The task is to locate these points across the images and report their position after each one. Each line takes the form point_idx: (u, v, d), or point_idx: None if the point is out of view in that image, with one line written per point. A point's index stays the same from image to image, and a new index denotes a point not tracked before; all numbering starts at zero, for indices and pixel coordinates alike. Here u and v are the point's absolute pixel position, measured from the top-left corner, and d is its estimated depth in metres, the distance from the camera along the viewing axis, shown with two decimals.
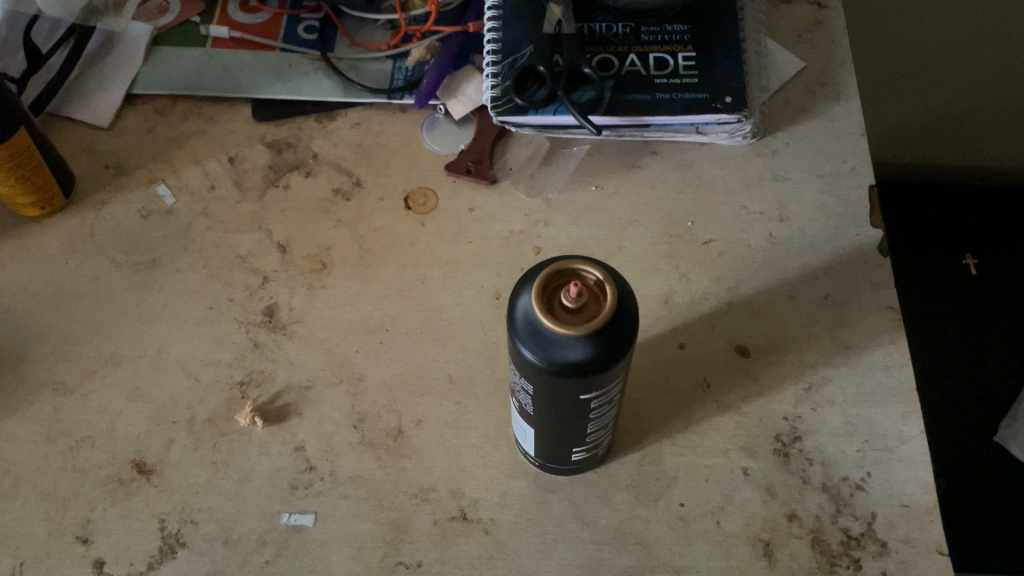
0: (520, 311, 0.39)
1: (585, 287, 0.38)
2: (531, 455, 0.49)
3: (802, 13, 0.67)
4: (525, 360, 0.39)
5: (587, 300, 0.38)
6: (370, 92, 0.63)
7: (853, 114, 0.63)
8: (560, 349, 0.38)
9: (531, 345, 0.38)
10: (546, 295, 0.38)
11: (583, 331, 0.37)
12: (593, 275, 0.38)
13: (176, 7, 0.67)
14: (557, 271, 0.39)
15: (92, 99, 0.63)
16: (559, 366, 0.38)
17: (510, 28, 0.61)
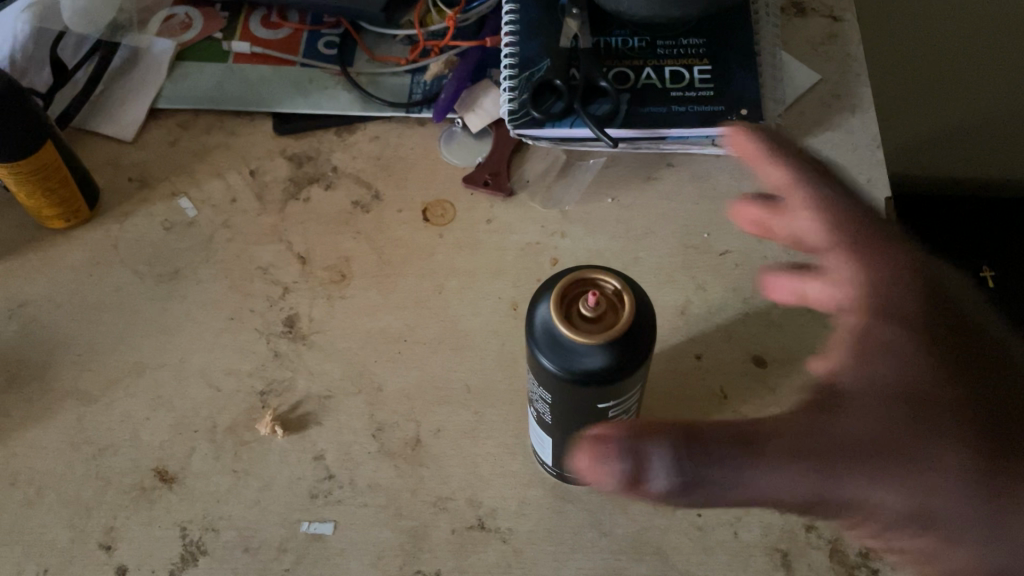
0: (538, 321, 0.39)
1: (603, 296, 0.39)
2: (550, 464, 0.50)
3: (818, 27, 0.68)
4: (543, 369, 0.40)
5: (606, 308, 0.38)
6: (389, 106, 0.64)
7: (869, 126, 0.63)
8: (578, 358, 0.38)
9: (549, 354, 0.39)
10: (564, 304, 0.39)
11: (601, 339, 0.38)
12: (610, 283, 0.39)
13: (199, 23, 0.68)
14: (574, 282, 0.39)
15: (116, 114, 0.64)
16: (577, 375, 0.38)
17: (528, 41, 0.61)
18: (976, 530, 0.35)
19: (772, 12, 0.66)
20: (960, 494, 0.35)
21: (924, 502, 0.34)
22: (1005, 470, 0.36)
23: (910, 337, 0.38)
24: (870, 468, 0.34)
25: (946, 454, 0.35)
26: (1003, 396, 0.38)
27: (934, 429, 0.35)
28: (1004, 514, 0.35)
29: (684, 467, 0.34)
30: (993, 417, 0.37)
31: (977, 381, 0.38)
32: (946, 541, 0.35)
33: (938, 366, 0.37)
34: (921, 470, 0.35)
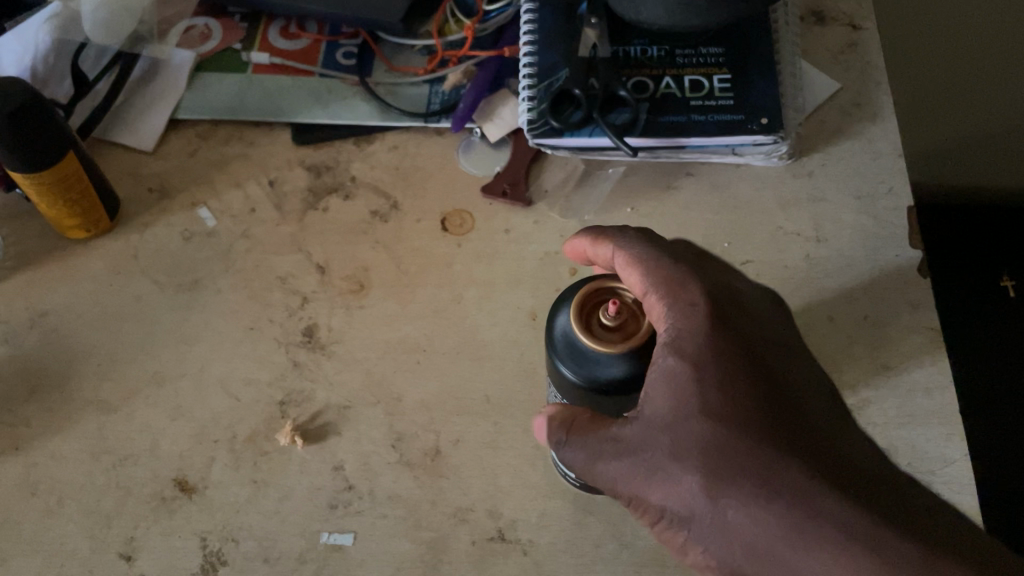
0: (560, 331, 0.42)
1: (624, 305, 0.42)
2: (572, 475, 0.49)
3: (838, 35, 0.67)
4: (564, 380, 0.42)
5: (626, 317, 0.41)
6: (407, 116, 0.64)
7: (890, 135, 0.63)
8: (597, 367, 0.40)
9: (570, 364, 0.41)
10: (586, 314, 0.42)
11: (620, 348, 0.40)
12: (630, 295, 0.42)
13: (218, 34, 0.68)
14: (596, 292, 0.42)
15: (136, 125, 0.65)
16: (596, 385, 0.40)
17: (546, 52, 0.62)
18: (707, 542, 0.35)
19: (791, 21, 0.66)
20: (693, 505, 0.35)
21: (663, 511, 0.36)
22: (746, 492, 0.34)
23: (682, 366, 0.38)
24: (640, 472, 0.37)
25: (682, 475, 0.35)
26: (792, 429, 0.36)
27: (687, 450, 0.36)
28: (732, 528, 0.34)
29: (571, 454, 0.40)
30: (715, 439, 0.36)
31: (787, 414, 0.37)
32: (696, 547, 0.36)
33: (681, 389, 0.37)
34: (667, 478, 0.36)
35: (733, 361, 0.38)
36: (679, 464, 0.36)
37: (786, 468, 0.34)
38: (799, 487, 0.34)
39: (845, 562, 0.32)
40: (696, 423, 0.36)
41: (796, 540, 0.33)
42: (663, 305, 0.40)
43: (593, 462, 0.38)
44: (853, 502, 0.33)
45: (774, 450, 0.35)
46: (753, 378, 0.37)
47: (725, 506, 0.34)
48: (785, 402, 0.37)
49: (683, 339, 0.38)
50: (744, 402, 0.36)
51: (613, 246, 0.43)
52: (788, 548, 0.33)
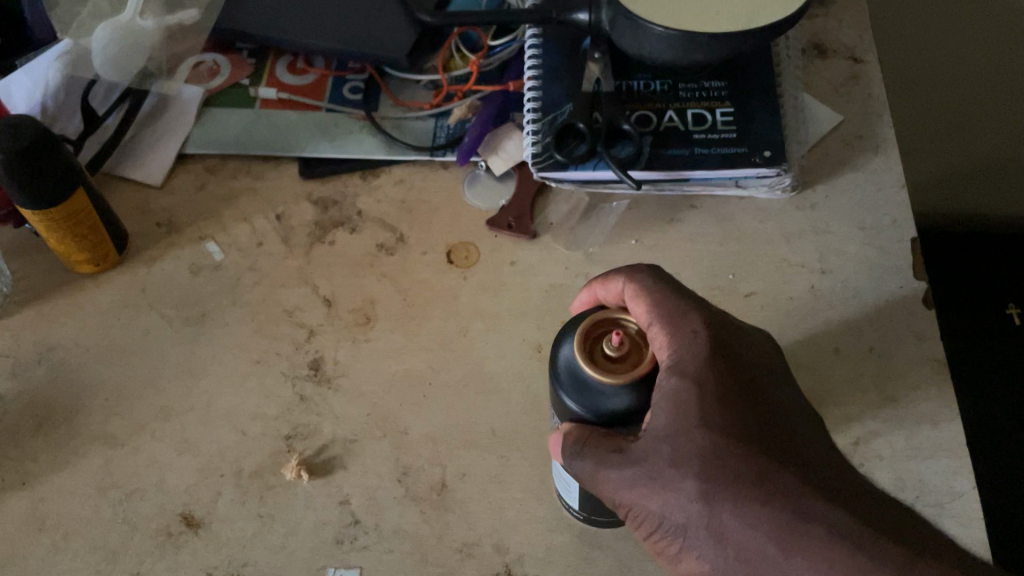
0: (563, 361, 0.41)
1: (626, 335, 0.42)
2: (574, 508, 0.49)
3: (839, 68, 0.68)
4: (567, 411, 0.41)
5: (629, 348, 0.41)
6: (413, 150, 0.65)
7: (893, 166, 0.63)
8: (604, 398, 0.40)
9: (574, 394, 0.41)
10: (587, 343, 0.41)
11: (625, 377, 0.40)
12: (632, 325, 0.43)
13: (226, 70, 0.69)
14: (598, 321, 0.42)
15: (144, 160, 0.65)
16: (601, 415, 0.40)
17: (551, 86, 0.62)
18: (703, 549, 0.37)
19: (792, 54, 0.67)
20: (690, 512, 0.37)
21: (662, 518, 0.38)
22: (744, 501, 0.36)
23: (684, 385, 0.39)
24: (643, 483, 0.38)
25: (681, 482, 0.37)
26: (782, 443, 0.38)
27: (687, 459, 0.37)
28: (728, 534, 0.36)
29: (580, 466, 0.40)
30: (715, 449, 0.37)
31: (774, 430, 0.39)
32: (688, 553, 0.37)
33: (682, 402, 0.39)
34: (668, 486, 0.37)
35: (730, 382, 0.40)
36: (678, 473, 0.37)
37: (783, 479, 0.37)
38: (794, 496, 0.36)
39: (830, 560, 0.34)
40: (696, 436, 0.38)
41: (792, 544, 0.35)
42: (667, 333, 0.42)
43: (598, 471, 0.39)
44: (835, 507, 0.36)
45: (769, 463, 0.37)
46: (747, 398, 0.40)
47: (722, 513, 0.36)
48: (776, 423, 0.39)
49: (687, 363, 0.40)
50: (741, 419, 0.39)
51: (622, 281, 0.45)
52: (779, 549, 0.35)
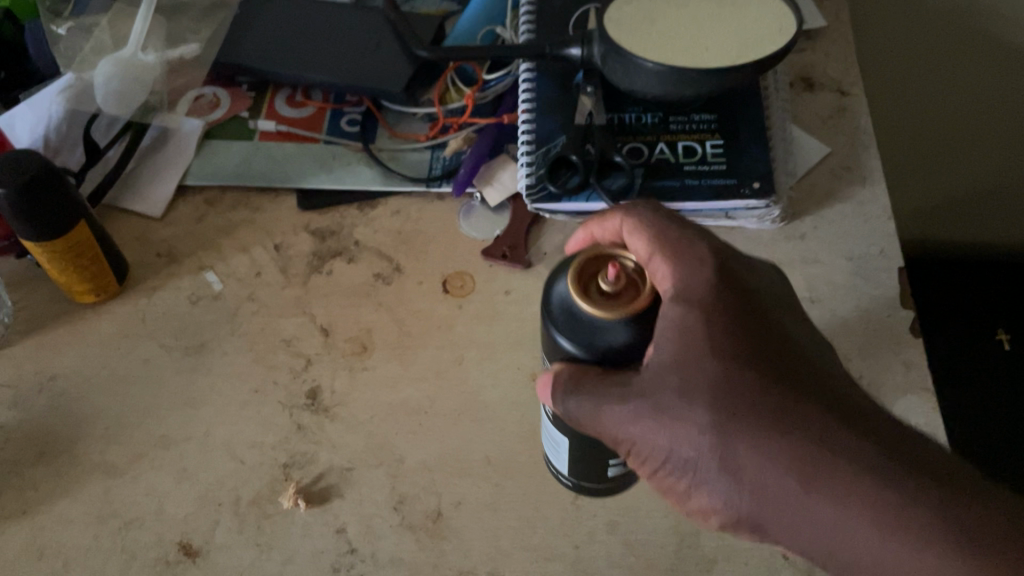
0: (557, 298, 0.41)
1: (624, 269, 0.41)
2: (565, 475, 0.52)
3: (826, 101, 0.70)
4: (559, 350, 0.41)
5: (626, 281, 0.40)
6: (409, 181, 0.66)
7: (879, 197, 0.64)
8: (598, 333, 0.39)
9: (567, 329, 0.40)
10: (582, 277, 0.41)
11: (620, 311, 0.39)
12: (630, 262, 0.42)
13: (226, 102, 0.70)
14: (594, 255, 0.42)
15: (144, 191, 0.66)
16: (596, 349, 0.39)
17: (544, 119, 0.64)
18: (713, 481, 0.37)
19: (780, 88, 0.68)
20: (702, 444, 0.37)
21: (669, 452, 0.38)
22: (757, 431, 0.37)
23: (690, 315, 0.39)
24: (649, 416, 0.38)
25: (693, 415, 0.37)
26: (785, 365, 0.39)
27: (697, 391, 0.38)
28: (741, 466, 0.37)
29: (576, 405, 0.39)
30: (723, 379, 0.38)
31: (774, 351, 0.40)
32: (696, 483, 0.38)
33: (688, 330, 0.39)
34: (678, 419, 0.37)
35: (731, 308, 0.40)
36: (687, 404, 0.37)
37: (793, 404, 0.37)
38: (803, 420, 0.37)
39: (850, 484, 0.36)
40: (703, 365, 0.38)
41: (805, 469, 0.36)
42: (669, 261, 0.42)
43: (598, 408, 0.39)
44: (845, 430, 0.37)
45: (777, 389, 0.38)
46: (748, 322, 0.40)
47: (735, 441, 0.37)
48: (777, 343, 0.40)
49: (690, 289, 0.40)
50: (745, 346, 0.39)
51: (620, 216, 0.45)
52: (797, 478, 0.36)
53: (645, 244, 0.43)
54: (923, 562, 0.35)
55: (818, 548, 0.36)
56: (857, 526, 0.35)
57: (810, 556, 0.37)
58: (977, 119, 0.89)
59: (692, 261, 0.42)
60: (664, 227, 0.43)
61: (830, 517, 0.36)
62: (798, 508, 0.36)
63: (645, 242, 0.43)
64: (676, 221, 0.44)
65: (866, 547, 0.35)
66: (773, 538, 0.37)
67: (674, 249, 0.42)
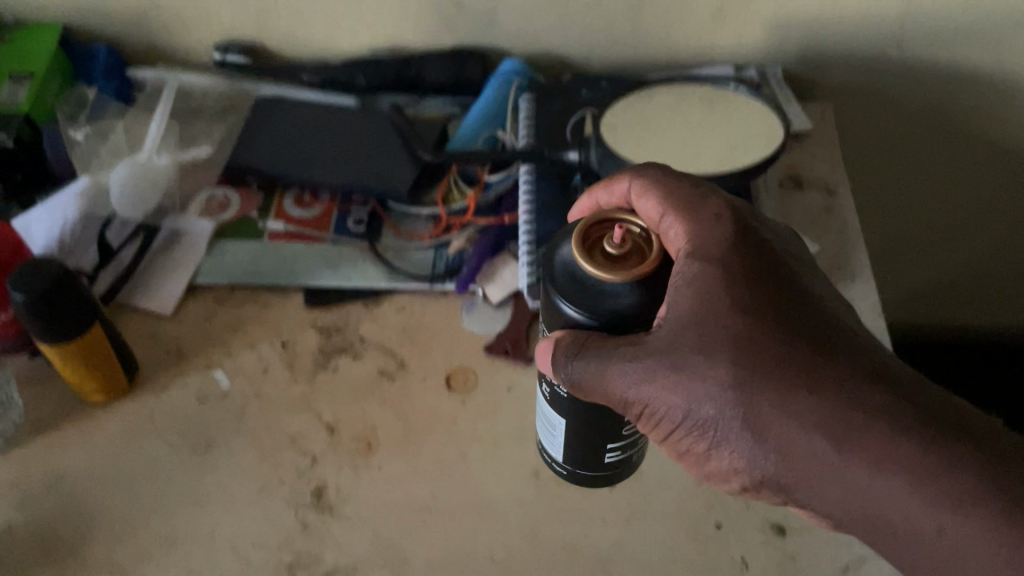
0: (561, 263, 0.41)
1: (629, 236, 0.41)
2: (559, 463, 0.54)
3: (814, 199, 0.72)
4: (562, 317, 0.41)
5: (631, 246, 0.41)
6: (414, 279, 0.68)
7: (869, 293, 0.66)
8: (604, 296, 0.39)
9: (572, 292, 0.40)
10: (585, 242, 0.41)
11: (626, 273, 0.39)
12: (637, 227, 0.42)
13: (236, 202, 0.73)
14: (598, 221, 0.42)
15: (155, 288, 0.68)
16: (602, 314, 0.39)
17: (544, 220, 0.66)
18: (735, 441, 0.38)
19: (771, 191, 0.71)
20: (721, 401, 0.38)
21: (686, 412, 0.39)
22: (779, 388, 0.37)
23: (706, 273, 0.40)
24: (666, 374, 0.39)
25: (713, 372, 0.38)
26: (808, 322, 0.40)
27: (715, 348, 0.38)
28: (764, 424, 0.37)
29: (580, 368, 0.40)
30: (746, 336, 0.39)
31: (798, 309, 0.41)
32: (719, 442, 0.39)
33: (706, 291, 0.40)
34: (696, 377, 0.38)
35: (749, 265, 0.42)
36: (706, 362, 0.38)
37: (822, 361, 0.38)
38: (832, 380, 0.37)
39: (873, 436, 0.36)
40: (724, 324, 0.39)
41: (837, 433, 0.36)
42: (684, 220, 0.43)
43: (605, 369, 0.39)
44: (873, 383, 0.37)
45: (800, 344, 0.39)
46: (767, 279, 0.41)
47: (760, 402, 0.38)
48: (799, 299, 0.41)
49: (706, 243, 0.42)
50: (765, 304, 0.40)
51: (629, 179, 0.46)
52: (824, 437, 0.36)
53: (658, 202, 0.45)
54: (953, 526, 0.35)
55: (843, 509, 0.37)
56: (889, 487, 0.36)
57: (835, 517, 0.38)
58: (973, 221, 0.88)
59: (709, 216, 0.43)
60: (681, 189, 0.45)
61: (860, 479, 0.36)
62: (821, 468, 0.37)
63: (657, 199, 0.45)
64: (688, 178, 0.46)
65: (899, 510, 0.36)
66: (798, 499, 0.38)
67: (689, 209, 0.44)
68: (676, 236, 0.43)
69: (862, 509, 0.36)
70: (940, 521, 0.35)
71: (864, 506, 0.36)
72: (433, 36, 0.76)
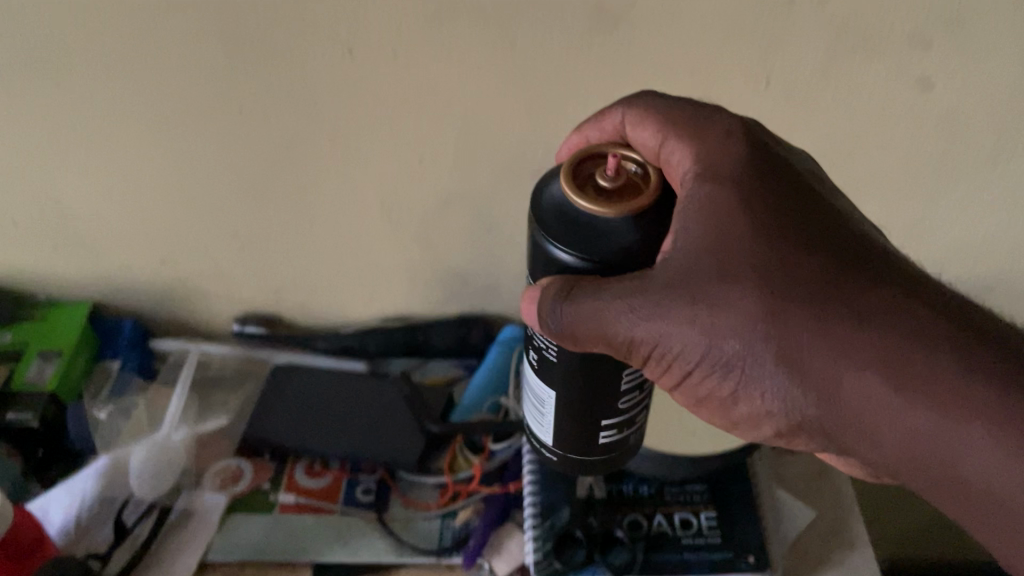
0: (554, 203, 0.43)
1: (622, 170, 0.45)
2: (550, 449, 0.53)
3: (808, 466, 0.76)
4: (552, 262, 0.43)
5: (625, 179, 0.44)
6: (421, 553, 0.69)
7: (869, 561, 0.68)
8: (597, 236, 0.41)
9: (565, 229, 0.42)
10: (576, 177, 0.45)
11: (621, 206, 0.42)
12: (632, 166, 0.46)
13: (248, 473, 0.75)
14: (591, 157, 0.46)
15: (167, 568, 0.68)
16: (597, 241, 0.41)
17: (547, 492, 0.68)
18: (767, 380, 0.39)
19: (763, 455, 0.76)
20: (744, 331, 0.39)
21: (707, 350, 0.40)
22: (801, 315, 0.39)
23: (715, 198, 0.43)
24: (686, 310, 0.40)
25: (735, 303, 0.40)
26: (823, 245, 0.42)
27: (734, 279, 0.40)
28: (790, 350, 0.39)
29: (576, 313, 0.41)
30: (763, 262, 0.41)
31: (812, 234, 0.43)
32: (747, 380, 0.40)
33: (719, 221, 0.42)
34: (716, 310, 0.40)
35: (761, 190, 0.44)
36: (727, 293, 0.40)
37: (854, 293, 0.39)
38: (847, 299, 0.39)
39: (895, 352, 0.37)
40: (750, 256, 0.41)
41: (879, 363, 0.37)
42: (684, 143, 0.48)
43: (607, 312, 0.40)
44: (892, 301, 0.39)
45: (818, 266, 0.41)
46: (781, 203, 0.44)
47: (793, 335, 0.39)
48: (821, 226, 0.43)
49: (709, 159, 0.46)
50: (782, 230, 0.42)
51: (621, 111, 0.52)
52: (849, 363, 0.38)
53: (654, 127, 0.49)
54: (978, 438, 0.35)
55: (881, 445, 0.37)
56: (939, 424, 0.36)
57: (873, 465, 0.39)
58: None
59: (714, 139, 0.47)
60: (686, 121, 0.49)
61: (903, 415, 0.36)
62: (846, 390, 0.38)
63: (654, 125, 0.50)
64: (682, 107, 0.50)
65: (954, 446, 0.36)
66: (839, 445, 0.39)
67: (692, 132, 0.48)
68: (677, 156, 0.48)
69: (910, 457, 0.37)
70: (994, 460, 0.35)
71: (906, 447, 0.37)
72: (436, 301, 0.87)
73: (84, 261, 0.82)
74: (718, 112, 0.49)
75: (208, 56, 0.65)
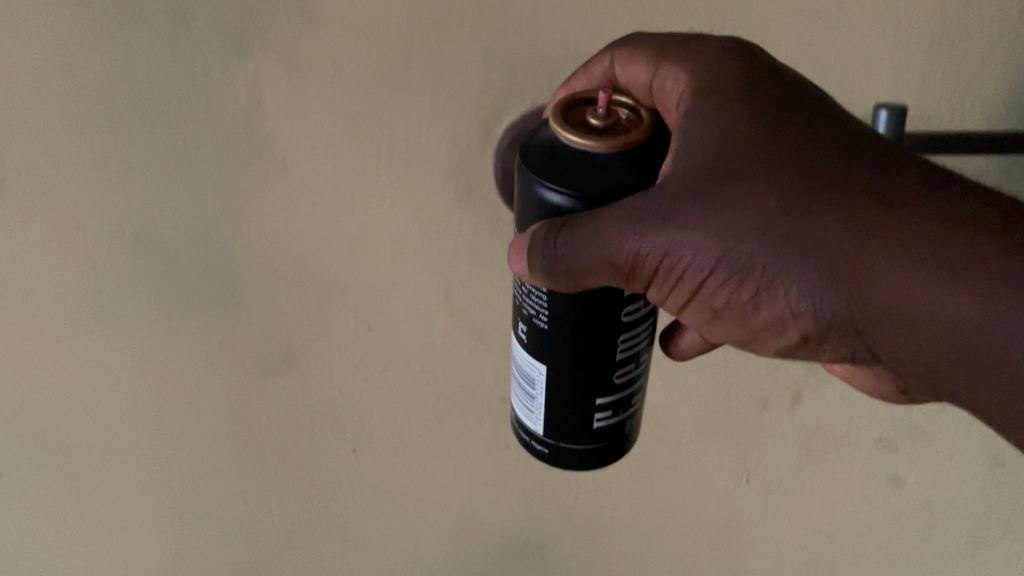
0: (551, 143, 0.55)
1: (613, 112, 0.57)
2: (546, 441, 0.68)
3: None
4: (545, 203, 0.54)
5: (614, 120, 0.57)
6: None
7: None
8: (593, 173, 0.54)
9: (557, 172, 0.54)
10: (570, 120, 0.57)
11: (607, 142, 0.54)
12: (624, 111, 0.58)
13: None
14: (589, 102, 0.59)
15: None
16: (587, 172, 0.54)
17: None
18: (789, 272, 0.54)
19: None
20: (765, 233, 0.54)
21: (726, 252, 0.54)
22: (823, 220, 0.53)
23: (713, 110, 0.58)
24: (710, 220, 0.54)
25: (753, 212, 0.54)
26: (823, 145, 0.56)
27: (749, 180, 0.54)
28: (812, 248, 0.54)
29: (580, 235, 0.52)
30: (775, 166, 0.54)
31: (807, 134, 0.56)
32: (776, 273, 0.54)
33: (723, 131, 0.56)
34: (736, 217, 0.54)
35: (757, 95, 0.58)
36: (745, 206, 0.54)
37: (866, 197, 0.54)
38: (856, 202, 0.54)
39: (913, 248, 0.52)
40: (762, 162, 0.55)
41: (902, 255, 0.52)
42: (671, 68, 0.61)
43: (617, 234, 0.52)
44: (899, 201, 0.53)
45: (824, 169, 0.55)
46: (778, 106, 0.57)
47: (812, 228, 0.53)
48: (818, 131, 0.56)
49: (699, 73, 0.60)
50: (777, 133, 0.56)
51: (609, 56, 0.63)
52: (886, 256, 0.53)
53: (644, 61, 0.62)
54: (1006, 309, 0.50)
55: (905, 318, 0.53)
56: (965, 302, 0.51)
57: (893, 347, 0.55)
58: None
59: (702, 60, 0.60)
60: (678, 52, 0.61)
61: (938, 294, 0.51)
62: (875, 274, 0.53)
63: (645, 59, 0.62)
64: (666, 41, 0.62)
65: (978, 317, 0.51)
66: (863, 324, 0.55)
67: (679, 58, 0.61)
68: (671, 80, 0.62)
69: (932, 332, 0.52)
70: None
71: (934, 321, 0.52)
72: None
73: (126, 542, 1.01)
74: (705, 38, 0.62)
75: (190, 413, 0.89)
